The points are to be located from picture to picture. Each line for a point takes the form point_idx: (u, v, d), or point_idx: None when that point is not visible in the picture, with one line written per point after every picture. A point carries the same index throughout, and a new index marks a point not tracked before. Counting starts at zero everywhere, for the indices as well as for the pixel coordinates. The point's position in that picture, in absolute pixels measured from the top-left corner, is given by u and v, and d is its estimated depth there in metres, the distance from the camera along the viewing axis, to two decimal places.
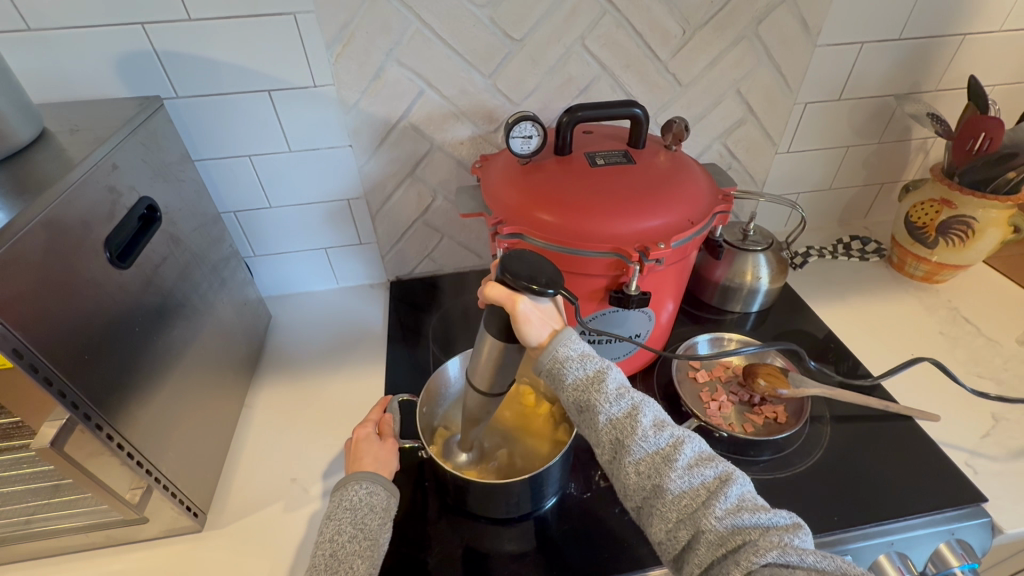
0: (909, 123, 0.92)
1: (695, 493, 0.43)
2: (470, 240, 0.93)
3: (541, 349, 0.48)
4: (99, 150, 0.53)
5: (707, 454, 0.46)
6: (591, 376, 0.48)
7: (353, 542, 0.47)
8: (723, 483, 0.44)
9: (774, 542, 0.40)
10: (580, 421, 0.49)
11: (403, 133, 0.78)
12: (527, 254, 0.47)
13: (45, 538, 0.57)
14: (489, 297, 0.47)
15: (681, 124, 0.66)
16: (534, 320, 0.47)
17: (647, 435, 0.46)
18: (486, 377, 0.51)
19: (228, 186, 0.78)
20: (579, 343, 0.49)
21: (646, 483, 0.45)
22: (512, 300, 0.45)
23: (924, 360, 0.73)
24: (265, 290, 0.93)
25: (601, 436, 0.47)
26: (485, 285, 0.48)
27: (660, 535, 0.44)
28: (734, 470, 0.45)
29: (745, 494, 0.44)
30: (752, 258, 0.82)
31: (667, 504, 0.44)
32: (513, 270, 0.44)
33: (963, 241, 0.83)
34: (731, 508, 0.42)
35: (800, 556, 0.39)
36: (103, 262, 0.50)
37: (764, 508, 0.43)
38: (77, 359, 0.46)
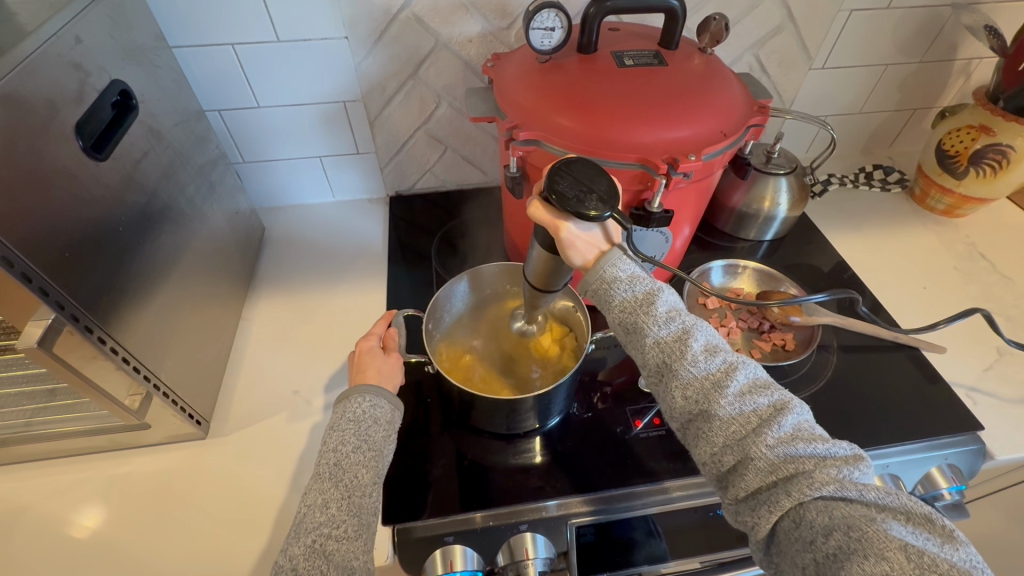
0: (957, 40, 0.85)
1: (745, 419, 0.42)
2: (475, 154, 0.87)
3: (588, 270, 0.48)
4: (57, 18, 0.46)
5: (762, 381, 0.45)
6: (640, 298, 0.47)
7: (357, 452, 0.46)
8: (778, 413, 0.42)
9: (831, 477, 0.39)
10: (627, 343, 0.48)
11: (406, 25, 0.70)
12: (577, 171, 0.45)
13: (44, 441, 0.56)
14: (536, 219, 0.47)
15: (720, 22, 0.59)
16: (579, 244, 0.47)
17: (697, 359, 0.45)
18: (536, 278, 0.52)
19: (209, 80, 0.70)
20: (630, 264, 0.48)
21: (694, 407, 0.44)
22: (555, 226, 0.45)
23: (979, 310, 0.68)
24: (256, 200, 0.88)
25: (647, 358, 0.46)
26: (533, 202, 0.47)
27: (705, 456, 0.44)
28: (791, 399, 0.44)
29: (802, 424, 0.43)
30: (773, 183, 0.77)
31: (714, 428, 0.43)
32: (556, 195, 0.43)
33: (994, 171, 0.79)
34: (784, 437, 0.41)
35: (859, 492, 0.38)
36: (75, 151, 0.45)
37: (821, 439, 0.42)
38: (58, 257, 0.42)
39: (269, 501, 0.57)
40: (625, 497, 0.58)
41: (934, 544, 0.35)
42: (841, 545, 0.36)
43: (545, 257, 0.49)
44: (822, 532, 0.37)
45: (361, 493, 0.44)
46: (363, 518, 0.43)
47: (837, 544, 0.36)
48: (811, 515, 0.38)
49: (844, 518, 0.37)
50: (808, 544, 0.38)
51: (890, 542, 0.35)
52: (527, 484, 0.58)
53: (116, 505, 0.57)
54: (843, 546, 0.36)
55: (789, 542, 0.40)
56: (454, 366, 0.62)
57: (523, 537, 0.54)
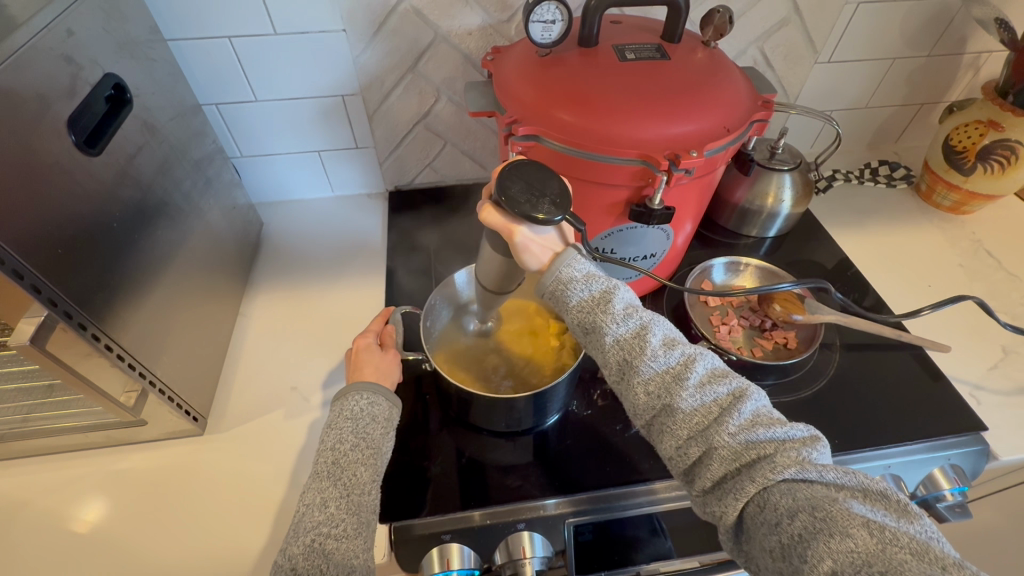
0: (966, 33, 0.83)
1: (707, 410, 0.42)
2: (474, 149, 0.86)
3: (543, 273, 0.47)
4: (48, 10, 0.45)
5: (720, 370, 0.45)
6: (597, 297, 0.46)
7: (355, 451, 0.45)
8: (737, 400, 0.42)
9: (793, 459, 0.39)
10: (587, 343, 0.47)
11: (404, 18, 0.69)
12: (527, 175, 0.45)
13: (43, 436, 0.56)
14: (488, 223, 0.46)
15: (724, 15, 0.58)
16: (533, 247, 0.46)
17: (656, 354, 0.44)
18: (494, 281, 0.53)
19: (205, 73, 0.69)
20: (585, 263, 0.47)
21: (656, 402, 0.44)
22: (508, 229, 0.45)
23: (968, 297, 0.68)
24: (255, 195, 0.87)
25: (608, 357, 0.45)
26: (484, 206, 0.47)
27: (670, 450, 0.43)
28: (748, 386, 0.44)
29: (760, 409, 0.43)
30: (777, 179, 0.76)
31: (678, 422, 0.43)
32: (506, 198, 0.43)
33: (1002, 168, 0.78)
34: (745, 424, 0.41)
35: (819, 472, 0.39)
36: (68, 146, 0.44)
37: (780, 422, 0.42)
38: (50, 254, 0.42)
39: (266, 498, 0.57)
40: (623, 496, 0.58)
41: (891, 518, 0.35)
42: (807, 526, 0.36)
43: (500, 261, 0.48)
44: (787, 515, 0.37)
45: (360, 491, 0.43)
46: (362, 516, 0.42)
47: (803, 526, 0.36)
48: (775, 498, 0.38)
49: (808, 499, 0.37)
50: (773, 527, 0.37)
51: (853, 519, 0.35)
52: (525, 482, 0.58)
53: (113, 502, 0.57)
54: (808, 527, 0.36)
55: (756, 527, 0.39)
56: (449, 363, 0.62)
57: (520, 535, 0.54)
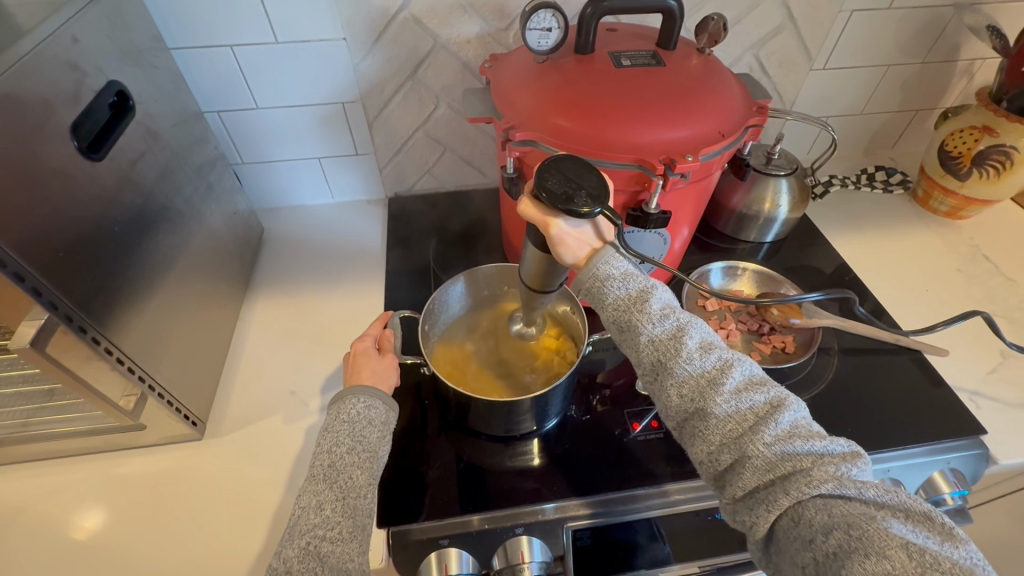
0: (959, 40, 0.84)
1: (742, 417, 0.42)
2: (473, 156, 0.87)
3: (580, 268, 0.47)
4: (53, 18, 0.46)
5: (758, 378, 0.44)
6: (634, 296, 0.46)
7: (352, 454, 0.45)
8: (774, 409, 0.42)
9: (830, 475, 0.38)
10: (621, 341, 0.48)
11: (404, 26, 0.70)
12: (566, 168, 0.45)
13: (43, 440, 0.56)
14: (525, 217, 0.46)
15: (718, 22, 0.59)
16: (570, 241, 0.46)
17: (691, 357, 0.44)
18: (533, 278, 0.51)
19: (208, 81, 0.70)
20: (623, 262, 0.48)
21: (689, 405, 0.44)
22: (545, 223, 0.45)
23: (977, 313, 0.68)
24: (255, 201, 0.88)
25: (641, 356, 0.46)
26: (522, 199, 0.47)
27: (702, 454, 0.43)
28: (787, 396, 0.43)
29: (798, 421, 0.42)
30: (774, 184, 0.76)
31: (711, 426, 0.42)
32: (544, 191, 0.43)
33: (998, 173, 0.78)
34: (782, 435, 0.41)
35: (858, 489, 0.38)
36: (71, 151, 0.45)
37: (819, 436, 0.41)
38: (52, 257, 0.42)
39: (265, 502, 0.57)
40: (625, 500, 0.58)
41: (934, 542, 0.35)
42: (842, 544, 0.35)
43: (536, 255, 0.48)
44: (822, 531, 0.37)
45: (356, 495, 0.43)
46: (357, 520, 0.42)
47: (837, 543, 0.36)
48: (810, 513, 0.38)
49: (844, 516, 0.36)
50: (807, 543, 0.37)
51: (891, 540, 0.34)
52: (524, 487, 0.58)
53: (110, 507, 0.57)
54: (843, 545, 0.35)
55: (788, 541, 0.39)
56: (447, 365, 0.62)
57: (518, 540, 0.54)
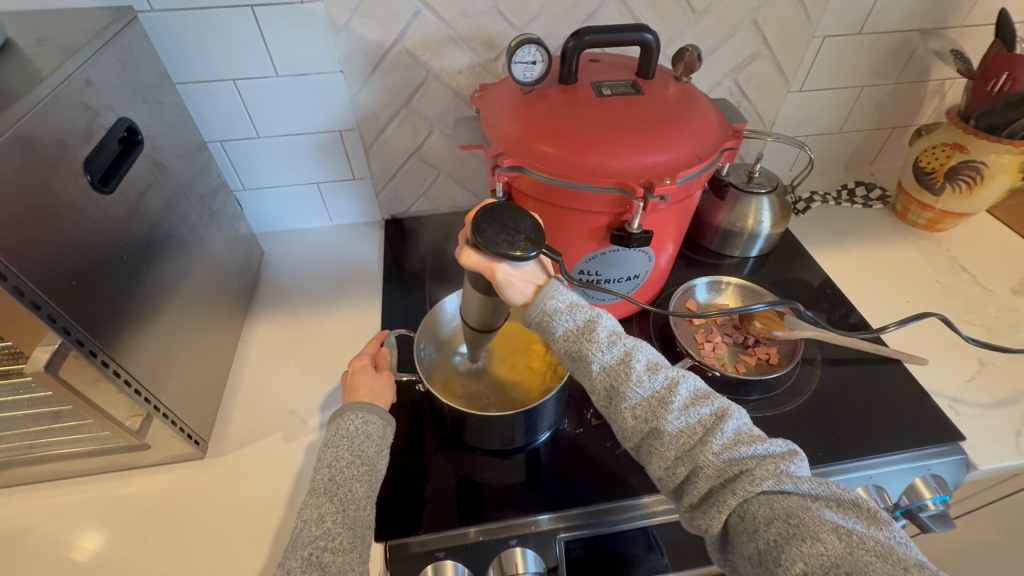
0: (929, 62, 0.88)
1: (691, 431, 0.44)
2: (466, 178, 0.90)
3: (528, 305, 0.48)
4: (69, 62, 0.49)
5: (702, 392, 0.46)
6: (582, 326, 0.47)
7: (350, 468, 0.47)
8: (719, 420, 0.44)
9: (770, 472, 0.41)
10: (575, 370, 0.48)
11: (397, 59, 0.73)
12: (500, 215, 0.46)
13: (51, 461, 0.58)
14: (467, 266, 0.46)
15: (693, 53, 0.62)
16: (516, 283, 0.46)
17: (641, 380, 0.45)
18: (480, 319, 0.54)
19: (212, 113, 0.74)
20: (567, 293, 0.48)
21: (643, 426, 0.45)
22: (489, 269, 0.45)
23: (929, 315, 0.70)
24: (256, 226, 0.91)
25: (595, 384, 0.46)
26: (462, 250, 0.47)
27: (659, 471, 0.45)
28: (730, 405, 0.45)
29: (741, 427, 0.44)
30: (755, 202, 0.80)
31: (665, 443, 0.44)
32: (483, 240, 0.44)
33: (970, 187, 0.82)
34: (727, 443, 0.43)
35: (795, 483, 0.40)
36: (83, 185, 0.48)
37: (760, 439, 0.43)
38: (66, 285, 0.45)
39: (265, 519, 0.59)
40: (615, 510, 0.60)
41: (862, 526, 0.37)
42: (782, 532, 0.38)
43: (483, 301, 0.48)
44: (764, 523, 0.39)
45: (355, 506, 0.45)
46: (357, 530, 0.44)
47: (778, 532, 0.38)
48: (754, 508, 0.40)
49: (783, 508, 0.39)
50: (751, 534, 0.39)
51: (824, 525, 0.37)
52: (518, 500, 0.59)
53: (116, 527, 0.58)
54: (783, 533, 0.38)
55: (737, 536, 0.41)
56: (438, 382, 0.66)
57: (513, 551, 0.55)
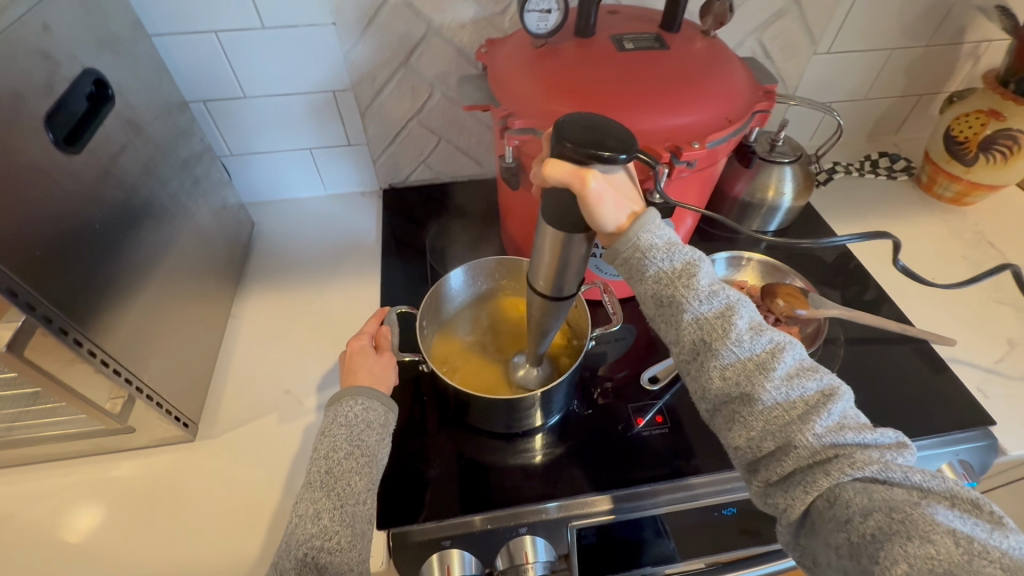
0: (965, 22, 0.82)
1: (791, 405, 0.39)
2: (470, 145, 0.84)
3: (620, 234, 0.41)
4: (22, 3, 0.43)
5: (808, 365, 0.41)
6: (679, 269, 0.41)
7: (349, 459, 0.43)
8: (827, 399, 0.39)
9: (875, 459, 0.37)
10: (657, 317, 0.43)
11: (395, 10, 0.67)
12: (591, 115, 0.37)
13: (28, 445, 0.54)
14: (548, 181, 0.37)
15: (724, 3, 0.56)
16: (606, 201, 0.38)
17: (741, 339, 0.40)
18: (548, 273, 0.43)
19: (193, 70, 0.68)
20: (665, 230, 0.41)
21: (733, 389, 0.41)
22: (577, 179, 0.36)
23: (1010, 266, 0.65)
24: (245, 194, 0.85)
25: (682, 335, 0.42)
26: (541, 166, 0.38)
27: (742, 440, 0.41)
28: (838, 385, 0.41)
29: (847, 411, 0.40)
30: (777, 171, 0.75)
31: (756, 412, 0.40)
32: (570, 139, 0.35)
33: (1005, 158, 0.77)
34: (832, 426, 0.39)
35: (902, 474, 0.37)
36: (45, 144, 0.43)
37: (868, 428, 0.39)
38: (29, 256, 0.40)
39: (260, 504, 0.56)
40: (632, 497, 0.56)
41: (983, 529, 0.33)
42: (882, 526, 0.35)
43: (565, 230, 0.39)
44: (859, 513, 0.36)
45: (355, 501, 0.42)
46: (356, 527, 0.41)
47: (876, 526, 0.35)
48: (848, 495, 0.37)
49: (884, 500, 0.36)
50: (842, 523, 0.36)
51: (937, 526, 0.33)
52: (527, 485, 0.57)
53: (101, 514, 0.55)
54: (883, 527, 0.35)
55: (822, 522, 0.38)
56: (438, 359, 0.61)
57: (522, 540, 0.53)
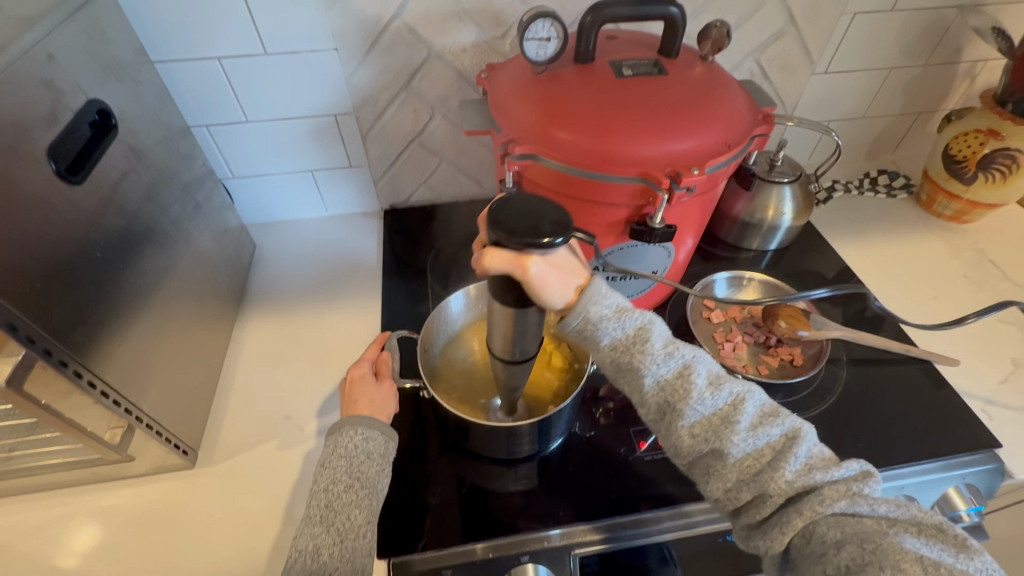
0: (962, 42, 0.83)
1: (758, 454, 0.40)
2: (470, 166, 0.85)
3: (569, 311, 0.41)
4: (27, 35, 0.44)
5: (770, 408, 0.41)
6: (632, 336, 0.42)
7: (349, 492, 0.43)
8: (791, 442, 0.40)
9: (844, 494, 0.38)
10: (621, 382, 0.44)
11: (396, 36, 0.68)
12: (521, 199, 0.37)
13: (25, 475, 0.54)
14: (488, 272, 0.37)
15: (721, 29, 0.57)
16: (550, 280, 0.38)
17: (702, 397, 0.41)
18: (504, 347, 0.42)
19: (196, 95, 0.68)
20: (613, 297, 0.42)
21: (702, 446, 0.41)
22: (518, 267, 0.36)
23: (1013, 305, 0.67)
24: (246, 216, 0.86)
25: (646, 398, 0.42)
26: (478, 256, 0.38)
27: (719, 492, 0.41)
28: (802, 424, 0.41)
29: (812, 450, 0.40)
30: (777, 191, 0.75)
31: (727, 466, 0.40)
32: (504, 231, 0.35)
33: (1003, 177, 0.77)
34: (800, 469, 0.39)
35: (870, 506, 0.38)
36: (48, 175, 0.43)
37: (833, 462, 0.40)
38: (28, 288, 0.40)
39: (259, 534, 0.55)
40: (634, 524, 0.55)
41: (949, 554, 0.35)
42: (856, 558, 0.36)
43: (512, 313, 0.39)
44: (834, 546, 0.36)
45: (354, 536, 0.41)
46: (356, 563, 0.40)
47: (850, 558, 0.36)
48: (823, 530, 0.37)
49: (856, 532, 0.36)
50: (819, 559, 0.37)
51: (905, 554, 0.35)
52: (528, 512, 0.56)
53: (98, 545, 0.54)
54: (856, 559, 0.36)
55: (802, 559, 0.39)
56: (437, 379, 0.61)
57: (523, 568, 0.52)
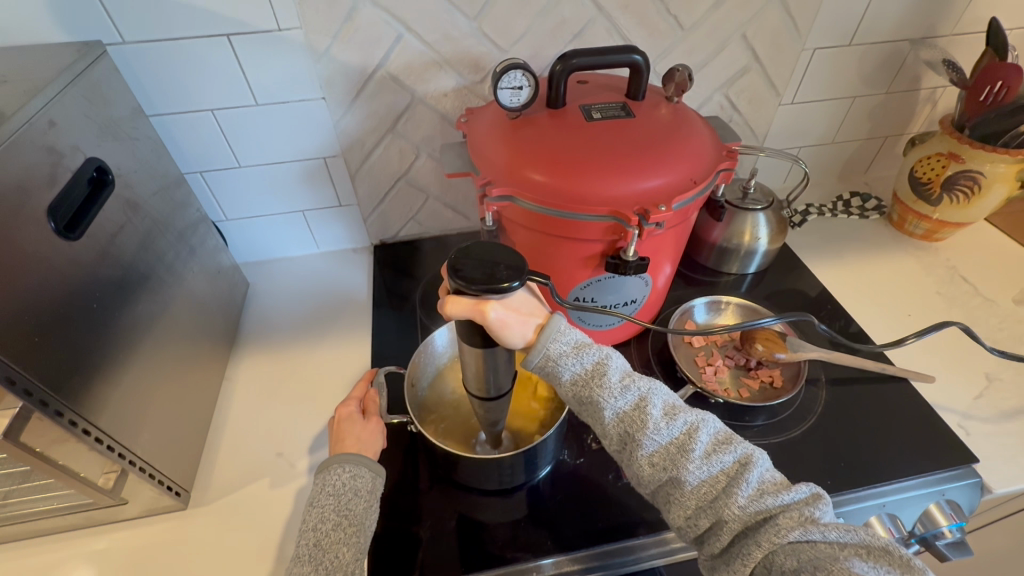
0: (920, 71, 0.87)
1: (714, 481, 0.42)
2: (456, 201, 0.88)
3: (530, 348, 0.44)
4: (30, 103, 0.47)
5: (724, 435, 0.44)
6: (590, 370, 0.44)
7: (337, 530, 0.44)
8: (744, 468, 0.42)
9: (796, 520, 0.39)
10: (584, 414, 0.46)
11: (381, 84, 0.71)
12: (478, 248, 0.40)
13: (19, 522, 0.55)
14: (452, 316, 0.40)
15: (684, 72, 0.61)
16: (510, 321, 0.41)
17: (658, 427, 0.43)
18: (477, 381, 0.45)
19: (190, 145, 0.71)
20: (572, 333, 0.45)
21: (661, 475, 0.43)
22: (478, 311, 0.39)
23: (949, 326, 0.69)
24: (239, 256, 0.88)
25: (607, 429, 0.44)
26: (443, 300, 0.41)
27: (680, 521, 0.43)
28: (754, 450, 0.43)
29: (765, 475, 0.42)
30: (751, 218, 0.78)
31: (685, 494, 0.42)
32: (462, 279, 0.38)
33: (967, 198, 0.80)
34: (753, 494, 0.41)
35: (823, 532, 0.39)
36: (47, 233, 0.45)
37: (784, 486, 0.41)
38: (25, 342, 0.42)
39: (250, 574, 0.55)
40: (621, 551, 0.57)
41: None
42: None
43: (478, 351, 0.42)
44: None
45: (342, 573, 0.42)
46: None
47: None
48: (781, 560, 0.38)
49: (810, 559, 0.37)
50: None
51: None
52: (519, 542, 0.57)
53: None
54: None
55: None
56: (426, 413, 0.63)
57: None
